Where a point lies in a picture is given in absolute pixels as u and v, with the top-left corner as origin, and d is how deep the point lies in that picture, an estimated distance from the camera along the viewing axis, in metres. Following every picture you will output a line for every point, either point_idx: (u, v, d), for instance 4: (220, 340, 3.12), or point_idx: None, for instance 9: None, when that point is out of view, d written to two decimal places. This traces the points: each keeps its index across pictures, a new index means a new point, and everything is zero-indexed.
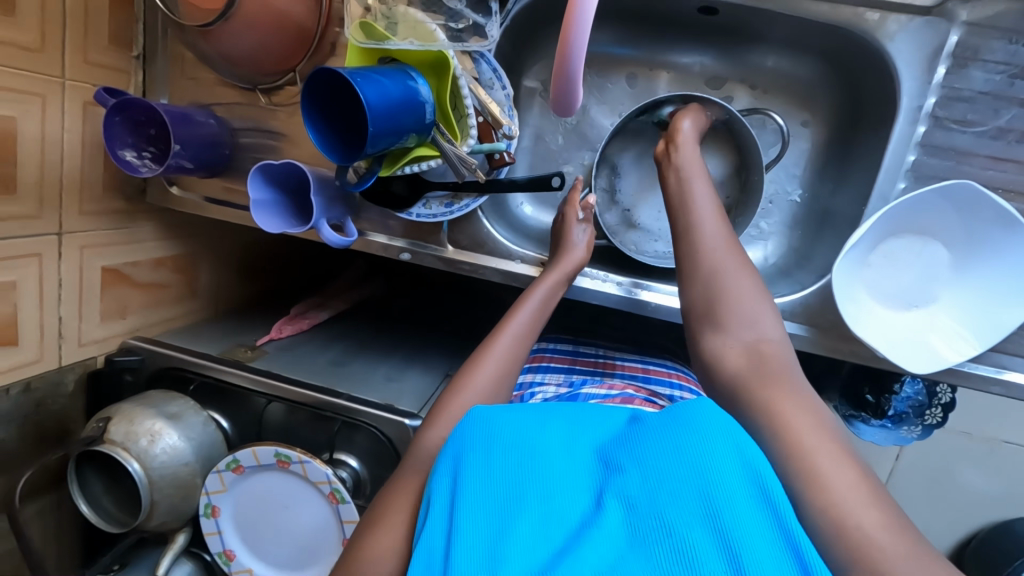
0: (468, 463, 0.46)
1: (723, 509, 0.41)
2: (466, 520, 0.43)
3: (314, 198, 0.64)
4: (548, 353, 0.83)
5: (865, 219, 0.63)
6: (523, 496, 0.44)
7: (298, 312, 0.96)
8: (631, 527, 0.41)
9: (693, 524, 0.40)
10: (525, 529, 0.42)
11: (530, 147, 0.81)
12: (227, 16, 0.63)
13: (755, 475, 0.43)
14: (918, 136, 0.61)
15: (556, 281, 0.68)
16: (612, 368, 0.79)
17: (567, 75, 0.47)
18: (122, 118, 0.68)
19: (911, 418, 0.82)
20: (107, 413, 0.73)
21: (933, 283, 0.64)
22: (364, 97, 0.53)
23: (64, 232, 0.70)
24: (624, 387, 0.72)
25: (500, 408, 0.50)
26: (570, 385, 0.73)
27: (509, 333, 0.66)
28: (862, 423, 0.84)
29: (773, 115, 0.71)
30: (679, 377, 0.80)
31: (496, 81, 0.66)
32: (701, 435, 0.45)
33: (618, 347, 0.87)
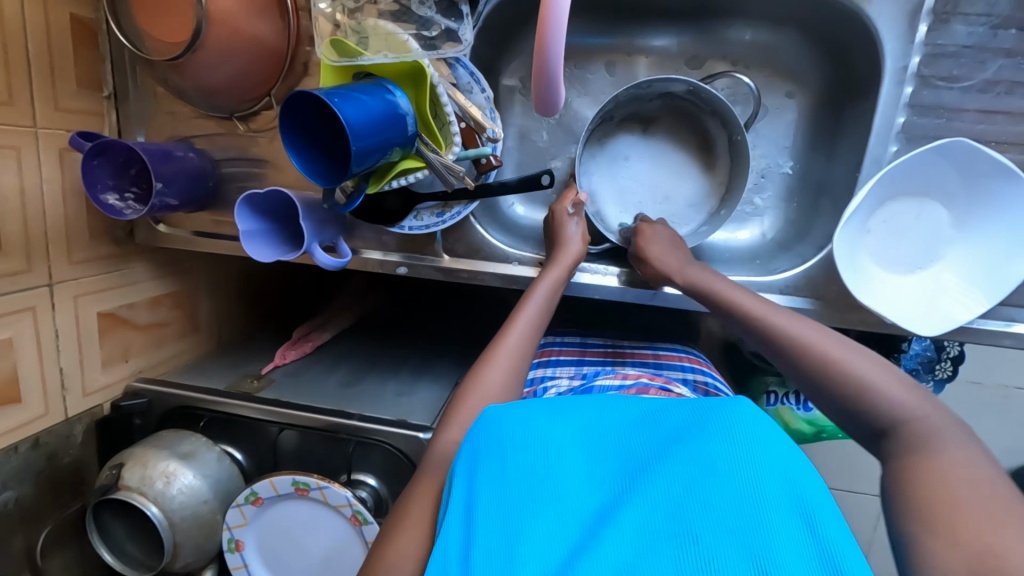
0: (485, 464, 0.47)
1: (748, 511, 0.40)
2: (482, 521, 0.44)
3: (304, 223, 0.63)
4: (556, 346, 0.82)
5: (861, 187, 0.63)
6: (538, 497, 0.44)
7: (300, 335, 0.95)
8: (650, 528, 0.41)
9: (715, 528, 0.39)
10: (542, 531, 0.42)
11: (516, 146, 0.80)
12: (195, 47, 0.61)
13: (785, 478, 0.41)
14: (906, 97, 0.60)
15: (557, 278, 0.68)
16: (622, 357, 0.79)
17: (547, 76, 0.46)
18: (101, 160, 0.67)
19: (922, 375, 0.81)
20: (119, 459, 0.72)
21: (936, 243, 0.64)
22: (343, 116, 0.52)
23: (55, 283, 0.69)
24: (639, 376, 0.71)
25: (515, 409, 0.51)
26: (583, 378, 0.72)
27: (517, 333, 0.65)
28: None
29: (739, 75, 0.71)
30: (692, 361, 0.79)
31: (474, 85, 0.65)
32: (725, 438, 0.44)
33: (626, 336, 0.87)
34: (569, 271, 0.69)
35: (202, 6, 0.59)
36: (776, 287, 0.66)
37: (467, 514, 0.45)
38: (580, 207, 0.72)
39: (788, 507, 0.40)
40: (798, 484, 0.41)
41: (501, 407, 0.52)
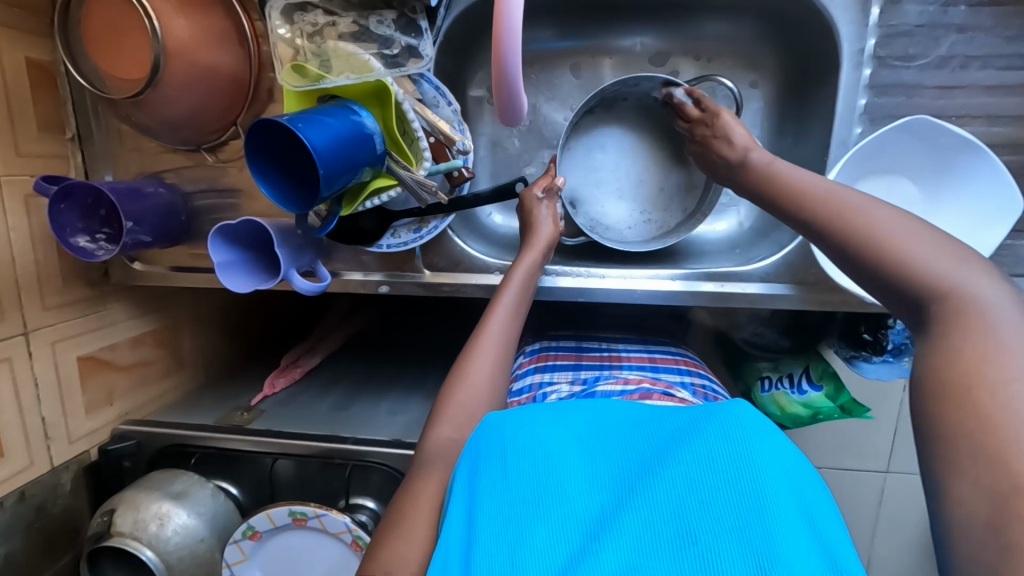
0: (486, 470, 0.47)
1: (750, 513, 0.40)
2: (484, 525, 0.43)
3: (279, 250, 0.62)
4: (551, 351, 0.81)
5: (831, 167, 0.64)
6: (541, 503, 0.44)
7: (288, 362, 0.94)
8: (653, 530, 0.41)
9: (719, 532, 0.39)
10: (545, 534, 0.42)
11: (488, 155, 0.81)
12: (156, 81, 0.61)
13: (786, 480, 0.42)
14: (865, 78, 0.61)
15: (534, 258, 0.68)
16: (618, 360, 0.78)
17: (507, 85, 0.46)
18: (68, 204, 0.66)
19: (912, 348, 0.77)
20: (110, 505, 0.71)
21: (910, 217, 0.64)
22: (308, 142, 0.51)
23: (30, 331, 0.68)
24: (641, 380, 0.70)
25: (516, 415, 0.51)
26: (583, 383, 0.70)
27: (500, 316, 0.65)
28: (864, 361, 0.80)
29: (721, 80, 0.71)
30: (687, 363, 0.80)
31: (441, 98, 0.65)
32: (727, 439, 0.44)
33: (620, 338, 0.86)
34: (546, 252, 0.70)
35: (159, 40, 0.59)
36: (757, 277, 0.68)
37: (469, 519, 0.45)
38: (552, 189, 0.72)
39: (790, 508, 0.40)
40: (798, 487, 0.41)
41: (501, 413, 0.52)
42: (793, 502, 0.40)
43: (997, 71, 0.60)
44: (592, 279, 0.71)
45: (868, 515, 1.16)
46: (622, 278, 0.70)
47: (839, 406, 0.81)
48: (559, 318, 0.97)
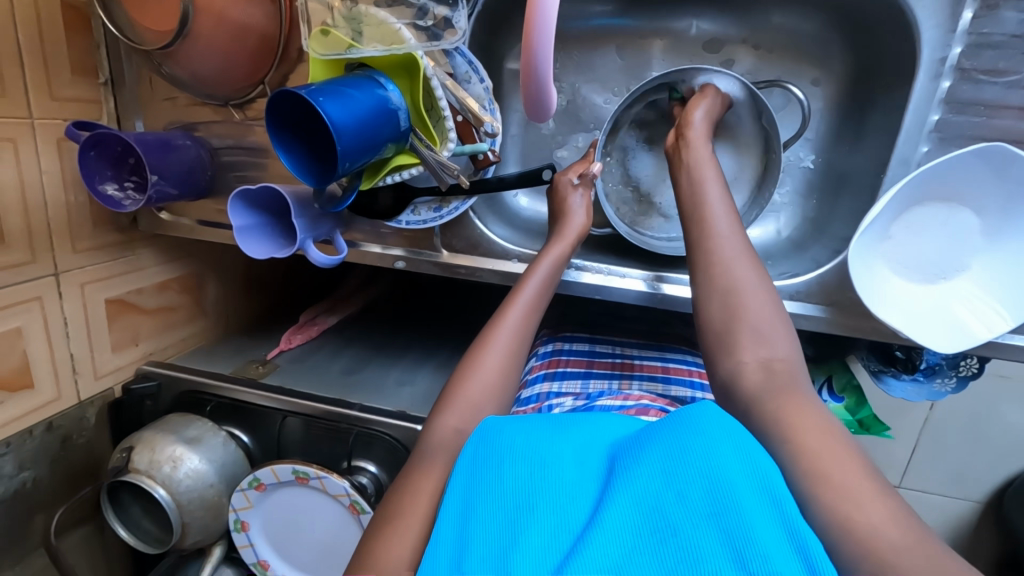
0: (481, 476, 0.47)
1: (730, 508, 0.39)
2: (476, 529, 0.43)
3: (296, 220, 0.62)
4: (563, 355, 0.80)
5: (884, 191, 0.58)
6: (528, 504, 0.44)
7: (307, 318, 0.97)
8: (634, 530, 0.40)
9: (698, 527, 0.39)
10: (533, 537, 0.41)
11: (520, 134, 0.77)
12: (186, 34, 0.59)
13: (770, 484, 0.41)
14: (942, 92, 0.55)
15: (561, 250, 0.66)
16: (629, 370, 0.78)
17: (534, 80, 0.42)
18: (98, 151, 0.66)
19: (944, 370, 0.85)
20: (129, 442, 0.75)
21: (963, 251, 0.59)
22: (327, 117, 0.50)
23: (61, 272, 0.70)
24: (640, 396, 0.68)
25: (503, 421, 0.51)
26: (587, 397, 0.69)
27: (520, 307, 0.63)
28: (893, 379, 0.87)
29: (792, 87, 0.66)
30: (700, 375, 0.78)
31: (473, 74, 0.62)
32: (709, 439, 0.44)
33: (634, 342, 0.85)
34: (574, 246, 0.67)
35: None
36: (787, 293, 0.63)
37: (461, 520, 0.44)
38: (587, 176, 0.69)
39: (765, 504, 0.39)
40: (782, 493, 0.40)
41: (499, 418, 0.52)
42: (770, 500, 0.40)
43: None
44: (612, 279, 0.69)
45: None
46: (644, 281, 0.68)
47: (857, 419, 0.95)
48: (579, 306, 0.95)
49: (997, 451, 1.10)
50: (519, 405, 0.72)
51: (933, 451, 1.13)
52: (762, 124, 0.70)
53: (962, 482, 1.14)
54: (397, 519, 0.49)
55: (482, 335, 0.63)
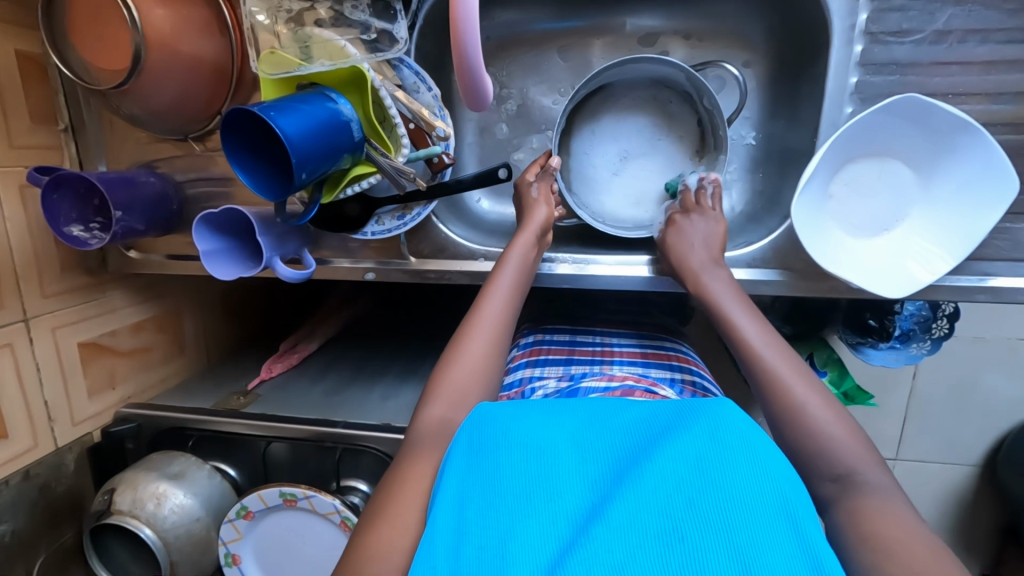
0: (477, 465, 0.48)
1: (737, 515, 0.42)
2: (476, 517, 0.44)
3: (261, 238, 0.63)
4: (544, 345, 0.82)
5: (822, 142, 0.61)
6: (530, 498, 0.45)
7: (286, 348, 0.97)
8: (640, 529, 0.42)
9: (705, 532, 0.41)
10: (536, 529, 0.43)
11: (476, 141, 0.80)
12: (139, 70, 0.61)
13: (768, 480, 0.43)
14: (856, 55, 0.59)
15: (528, 241, 0.68)
16: (610, 355, 0.79)
17: (468, 71, 0.45)
18: (61, 194, 0.67)
19: (919, 335, 0.90)
20: (111, 484, 0.74)
21: (902, 202, 0.62)
22: (281, 130, 0.52)
23: (30, 317, 0.70)
24: (625, 377, 0.71)
25: (500, 411, 0.53)
26: (571, 378, 0.71)
27: (496, 298, 0.65)
28: (871, 348, 0.91)
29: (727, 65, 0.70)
30: (680, 358, 0.80)
31: (421, 84, 0.64)
32: (711, 438, 0.47)
33: (615, 332, 0.86)
34: (544, 235, 0.69)
35: (139, 31, 0.60)
36: (745, 262, 0.66)
37: (458, 510, 0.46)
38: (545, 172, 0.72)
39: (770, 508, 0.42)
40: (783, 491, 0.43)
41: (491, 406, 0.54)
42: (775, 504, 0.42)
43: (997, 45, 0.56)
44: (584, 268, 0.71)
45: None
46: (616, 265, 0.70)
47: (842, 391, 0.97)
48: (555, 306, 0.97)
49: (983, 410, 1.12)
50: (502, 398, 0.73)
51: (923, 419, 1.15)
52: (704, 107, 0.75)
53: (955, 446, 1.16)
54: (382, 511, 0.49)
55: (457, 334, 0.64)
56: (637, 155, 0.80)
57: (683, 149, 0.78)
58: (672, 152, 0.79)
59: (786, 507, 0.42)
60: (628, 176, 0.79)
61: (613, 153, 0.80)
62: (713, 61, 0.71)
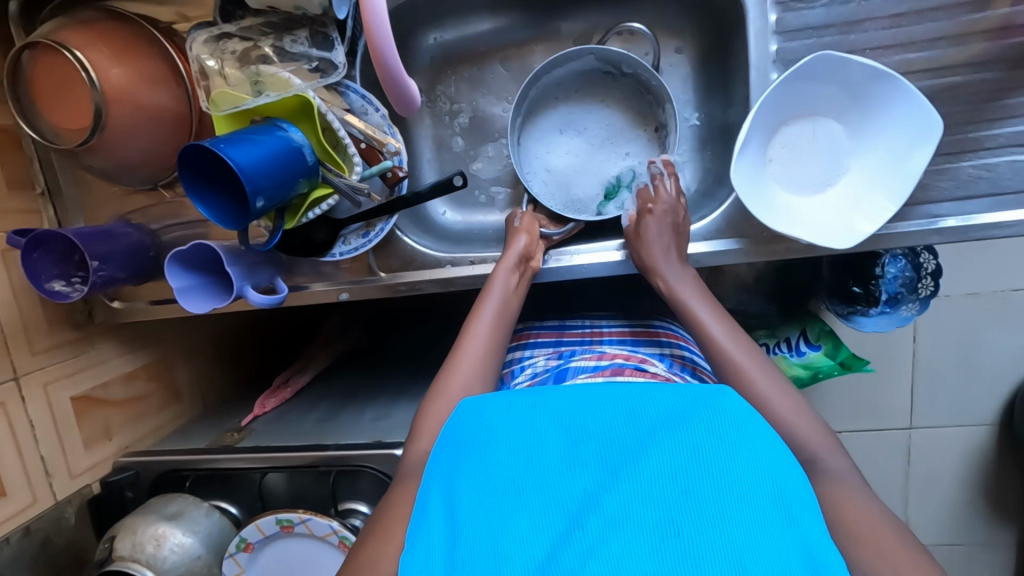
0: (464, 462, 0.48)
1: (733, 511, 0.40)
2: (464, 516, 0.44)
3: (230, 269, 0.66)
4: (533, 329, 0.86)
5: (756, 100, 0.63)
6: (520, 491, 0.44)
7: (279, 382, 0.99)
8: (635, 524, 0.40)
9: (701, 526, 0.39)
10: (526, 525, 0.42)
11: (434, 156, 0.83)
12: (102, 127, 0.65)
13: (765, 474, 0.42)
14: (772, 24, 0.62)
15: (507, 269, 0.69)
16: (599, 335, 0.81)
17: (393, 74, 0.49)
18: (41, 252, 0.70)
19: (906, 297, 0.89)
20: (112, 532, 0.74)
21: (839, 156, 0.64)
22: (232, 161, 0.55)
23: (20, 375, 0.73)
24: (615, 355, 0.73)
25: (491, 402, 0.52)
26: (560, 357, 0.76)
27: (479, 331, 0.66)
28: (863, 316, 0.91)
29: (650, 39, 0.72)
30: (669, 335, 0.82)
31: (368, 106, 0.67)
32: (711, 428, 0.45)
33: (604, 315, 0.89)
34: (528, 262, 0.71)
35: (98, 90, 0.63)
36: (700, 236, 0.68)
37: (447, 510, 0.45)
38: (525, 218, 0.72)
39: (766, 502, 0.41)
40: (780, 485, 0.41)
41: (482, 399, 0.53)
42: (773, 500, 0.41)
43: None
44: (568, 259, 0.73)
45: (899, 470, 1.21)
46: (595, 251, 0.72)
47: (838, 362, 0.95)
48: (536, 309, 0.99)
49: (985, 364, 1.12)
50: (501, 383, 0.78)
51: (928, 381, 1.14)
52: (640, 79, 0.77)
53: (964, 405, 1.14)
54: None
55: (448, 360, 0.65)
56: (594, 144, 0.82)
57: (633, 125, 0.81)
58: (622, 129, 0.81)
59: (782, 503, 0.41)
60: (588, 161, 0.82)
61: (570, 141, 0.82)
62: (615, 26, 0.75)
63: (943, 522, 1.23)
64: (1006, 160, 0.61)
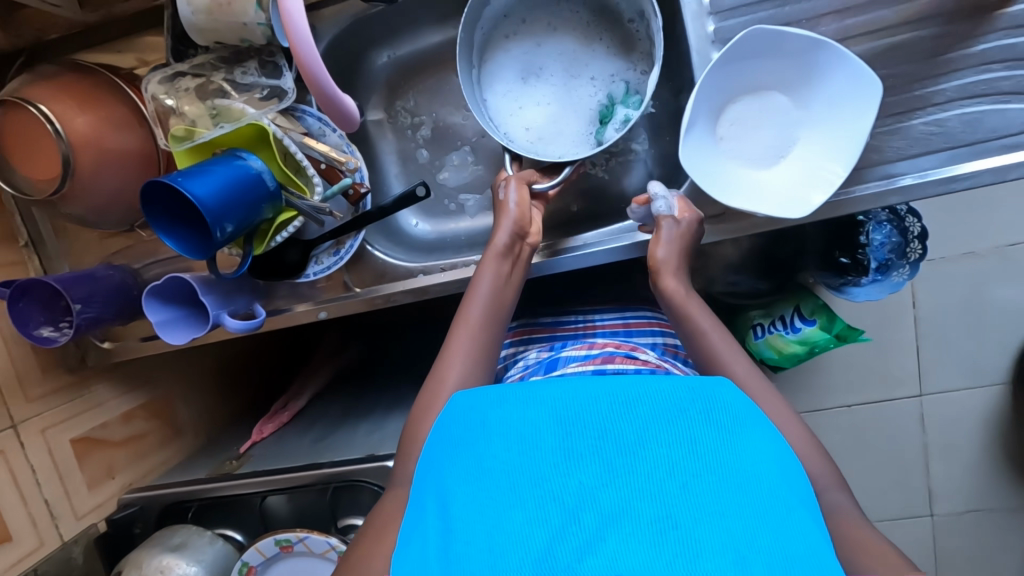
0: (454, 456, 0.47)
1: (733, 506, 0.40)
2: (458, 512, 0.43)
3: (204, 298, 0.68)
4: (528, 324, 0.87)
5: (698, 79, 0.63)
6: (513, 485, 0.44)
7: (277, 408, 1.00)
8: (635, 519, 0.40)
9: (701, 521, 0.40)
10: (521, 518, 0.42)
11: (401, 170, 0.85)
12: (71, 174, 0.67)
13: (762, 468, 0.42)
14: (706, 5, 0.63)
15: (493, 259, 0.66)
16: (593, 328, 0.81)
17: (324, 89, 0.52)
18: (27, 301, 0.73)
19: (897, 263, 0.89)
20: (120, 567, 0.75)
21: (789, 127, 0.64)
22: (190, 194, 0.56)
23: (18, 423, 0.76)
24: (605, 344, 0.74)
25: (481, 394, 0.51)
26: (552, 349, 0.77)
27: (465, 335, 0.63)
28: (855, 287, 0.90)
29: None
30: (661, 325, 0.82)
31: (325, 127, 0.69)
32: (705, 422, 0.45)
33: (599, 307, 0.89)
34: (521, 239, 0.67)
35: (64, 140, 0.66)
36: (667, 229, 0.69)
37: (440, 506, 0.45)
38: (509, 180, 0.69)
39: (765, 498, 0.41)
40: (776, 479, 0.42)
41: (473, 391, 0.53)
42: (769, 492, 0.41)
43: None
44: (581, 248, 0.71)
45: (913, 438, 1.18)
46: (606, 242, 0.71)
47: (834, 335, 0.95)
48: (521, 310, 0.99)
49: (980, 321, 1.10)
50: (497, 378, 0.81)
51: (927, 344, 1.12)
52: None
53: (968, 365, 1.12)
54: None
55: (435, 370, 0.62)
56: (557, 75, 0.80)
57: (591, 37, 0.79)
58: (571, 40, 0.80)
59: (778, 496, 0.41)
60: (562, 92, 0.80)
61: (536, 78, 0.80)
62: None
63: (966, 490, 1.19)
64: (956, 113, 0.61)
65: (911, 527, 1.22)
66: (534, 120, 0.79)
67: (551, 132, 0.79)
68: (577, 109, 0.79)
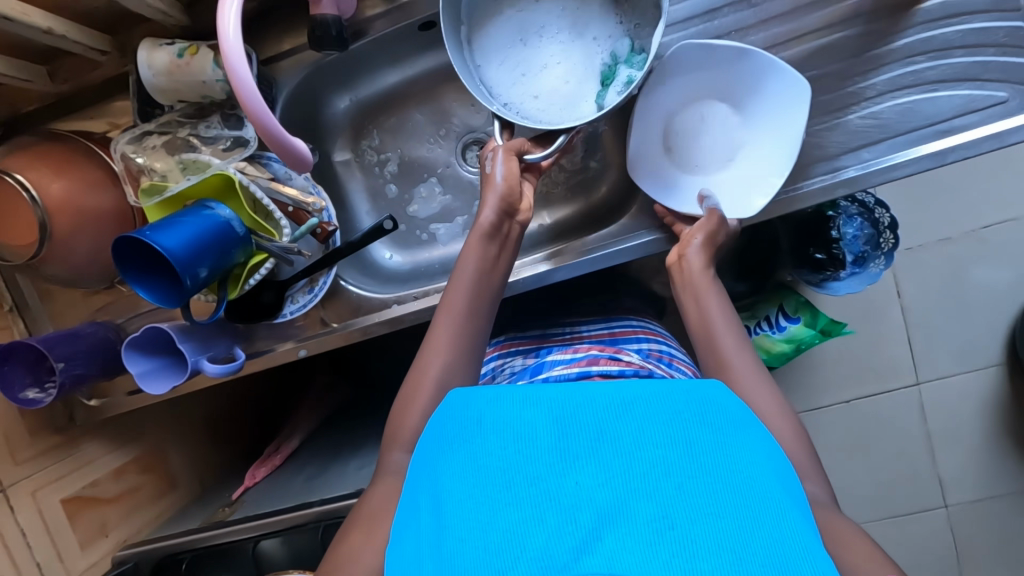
0: (448, 456, 0.47)
1: (728, 507, 0.40)
2: (451, 511, 0.43)
3: (182, 346, 0.69)
4: (515, 339, 0.88)
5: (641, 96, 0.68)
6: (507, 484, 0.44)
7: (270, 452, 1.00)
8: (631, 517, 0.40)
9: (696, 521, 0.39)
10: (515, 517, 0.42)
11: (371, 206, 0.88)
12: (49, 237, 0.70)
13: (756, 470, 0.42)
14: None
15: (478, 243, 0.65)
16: (579, 337, 0.83)
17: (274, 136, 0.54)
18: (12, 364, 0.74)
19: (873, 254, 0.91)
20: None
21: (731, 134, 0.67)
22: (160, 246, 0.59)
23: (8, 486, 0.77)
24: (589, 347, 0.76)
25: (477, 394, 0.51)
26: (537, 356, 0.79)
27: (448, 323, 0.63)
28: (835, 281, 0.91)
29: None
30: (645, 330, 0.83)
31: (291, 172, 0.72)
32: (700, 424, 0.45)
33: (582, 320, 0.90)
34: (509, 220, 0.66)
35: (39, 205, 0.69)
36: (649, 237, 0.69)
37: (433, 505, 0.45)
38: (496, 150, 0.67)
39: (759, 499, 0.41)
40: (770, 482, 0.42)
41: (469, 391, 0.52)
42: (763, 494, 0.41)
43: None
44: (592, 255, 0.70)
45: (913, 428, 1.17)
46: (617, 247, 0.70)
47: (819, 330, 0.96)
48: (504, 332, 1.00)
49: (960, 304, 1.11)
50: None
51: (911, 331, 1.13)
52: None
53: (955, 349, 1.13)
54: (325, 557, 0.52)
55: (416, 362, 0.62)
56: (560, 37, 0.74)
57: None
58: None
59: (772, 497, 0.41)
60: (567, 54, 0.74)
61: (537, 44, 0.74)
62: None
63: (974, 477, 1.17)
64: (890, 104, 0.63)
65: (924, 520, 1.19)
66: (540, 90, 0.73)
67: (560, 100, 0.73)
68: (586, 72, 0.73)
